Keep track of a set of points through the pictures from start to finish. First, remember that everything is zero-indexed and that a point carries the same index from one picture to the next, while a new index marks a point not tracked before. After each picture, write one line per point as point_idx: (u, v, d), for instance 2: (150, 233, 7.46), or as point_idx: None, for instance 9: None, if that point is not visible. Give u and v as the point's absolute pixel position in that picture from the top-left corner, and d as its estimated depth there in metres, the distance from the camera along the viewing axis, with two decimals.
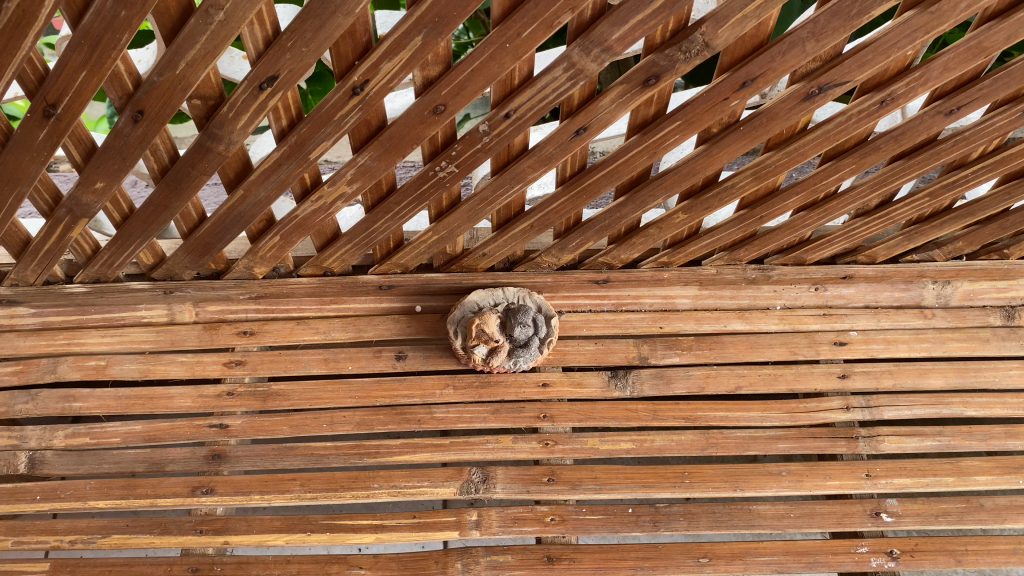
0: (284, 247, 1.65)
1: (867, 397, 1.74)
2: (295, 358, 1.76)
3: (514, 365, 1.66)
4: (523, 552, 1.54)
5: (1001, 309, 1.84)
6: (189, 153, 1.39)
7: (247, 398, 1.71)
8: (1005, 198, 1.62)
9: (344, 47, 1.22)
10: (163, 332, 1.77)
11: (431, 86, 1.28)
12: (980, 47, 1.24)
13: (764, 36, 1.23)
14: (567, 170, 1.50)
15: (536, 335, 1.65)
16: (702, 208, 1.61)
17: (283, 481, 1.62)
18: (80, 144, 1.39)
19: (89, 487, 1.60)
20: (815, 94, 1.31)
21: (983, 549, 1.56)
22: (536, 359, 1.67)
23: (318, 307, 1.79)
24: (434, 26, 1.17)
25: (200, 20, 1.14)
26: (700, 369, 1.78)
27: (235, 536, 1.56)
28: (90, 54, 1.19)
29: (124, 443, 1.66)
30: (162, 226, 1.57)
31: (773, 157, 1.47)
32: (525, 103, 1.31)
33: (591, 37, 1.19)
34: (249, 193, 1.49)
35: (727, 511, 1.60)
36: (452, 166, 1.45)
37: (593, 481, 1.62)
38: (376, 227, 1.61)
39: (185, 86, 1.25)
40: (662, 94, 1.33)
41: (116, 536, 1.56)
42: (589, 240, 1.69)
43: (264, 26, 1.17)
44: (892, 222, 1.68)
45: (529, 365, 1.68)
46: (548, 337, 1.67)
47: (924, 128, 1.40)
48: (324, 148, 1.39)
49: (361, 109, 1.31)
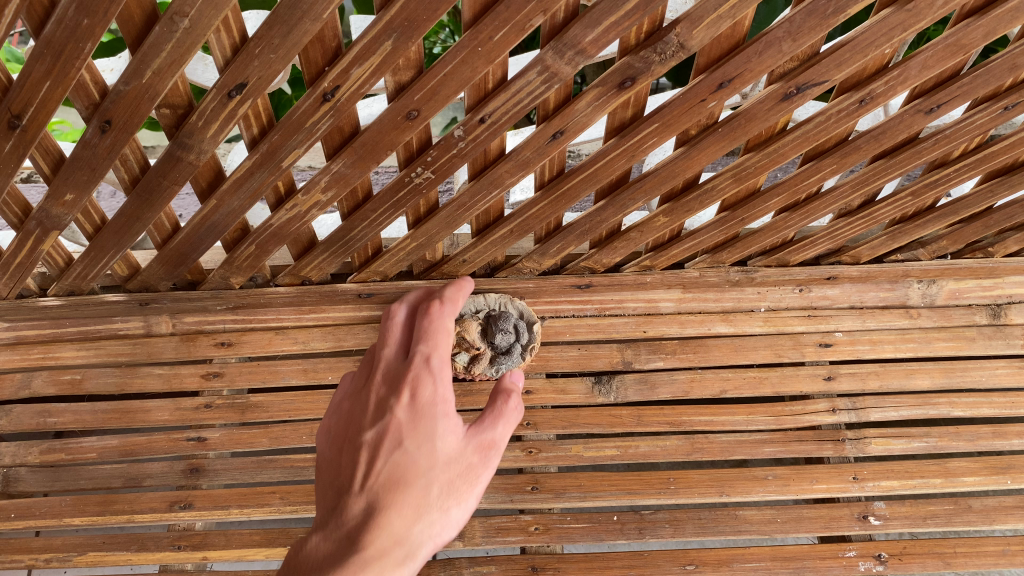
0: (261, 256, 1.63)
1: (853, 399, 1.72)
2: (273, 369, 1.73)
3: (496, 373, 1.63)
4: (508, 562, 1.52)
5: (987, 307, 1.82)
6: (160, 163, 1.37)
7: (225, 410, 1.67)
8: (988, 195, 1.60)
9: (313, 53, 1.19)
10: (139, 344, 1.74)
11: (403, 92, 1.26)
12: (959, 44, 1.22)
13: (739, 36, 1.20)
14: (545, 174, 1.49)
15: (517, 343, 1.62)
16: (683, 211, 1.59)
17: (262, 495, 1.58)
18: (48, 155, 1.37)
19: (65, 504, 1.58)
20: (793, 94, 1.29)
21: (972, 551, 1.54)
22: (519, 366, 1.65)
23: (296, 317, 1.76)
24: (403, 30, 1.14)
25: (164, 28, 1.12)
26: (684, 373, 1.76)
27: (213, 551, 1.53)
28: (54, 64, 1.16)
29: (100, 458, 1.63)
30: (135, 236, 1.54)
31: (753, 158, 1.45)
32: (499, 107, 1.29)
33: (564, 40, 1.17)
34: (222, 203, 1.47)
35: (714, 517, 1.58)
36: (429, 171, 1.43)
37: (577, 489, 1.60)
38: (353, 235, 1.59)
39: (152, 95, 1.22)
40: (639, 97, 1.31)
41: (92, 553, 1.53)
42: (570, 244, 1.68)
43: (231, 33, 1.15)
44: (875, 221, 1.67)
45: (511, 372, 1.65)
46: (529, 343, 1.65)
47: (905, 127, 1.39)
48: (296, 155, 1.37)
49: (333, 116, 1.28)
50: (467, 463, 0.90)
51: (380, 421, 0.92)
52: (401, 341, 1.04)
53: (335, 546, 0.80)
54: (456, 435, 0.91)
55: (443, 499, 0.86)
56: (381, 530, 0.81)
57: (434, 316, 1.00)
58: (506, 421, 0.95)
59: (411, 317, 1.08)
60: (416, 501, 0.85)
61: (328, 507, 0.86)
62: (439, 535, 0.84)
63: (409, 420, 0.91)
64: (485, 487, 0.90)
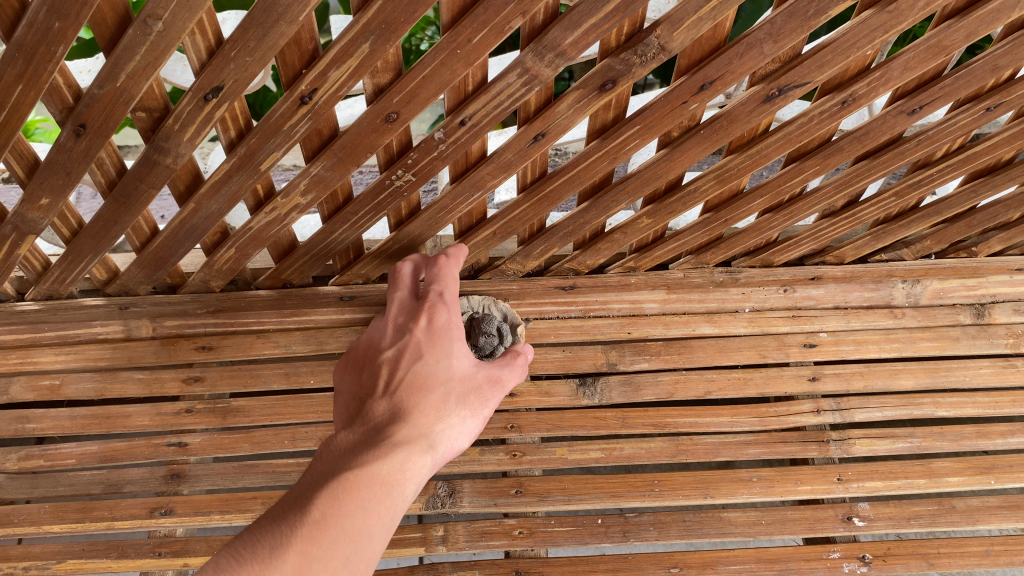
0: (241, 259, 1.61)
1: (838, 399, 1.71)
2: (254, 373, 1.71)
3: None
4: (491, 567, 1.52)
5: (971, 307, 1.82)
6: (136, 167, 1.35)
7: (206, 415, 1.66)
8: (972, 195, 1.60)
9: (290, 55, 1.18)
10: (119, 349, 1.71)
11: (382, 94, 1.25)
12: (941, 45, 1.21)
13: (721, 37, 1.19)
14: (527, 176, 1.48)
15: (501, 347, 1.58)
16: (666, 212, 1.59)
17: (243, 500, 1.57)
18: (22, 159, 1.35)
19: (43, 511, 1.56)
20: (775, 96, 1.29)
21: (955, 552, 1.54)
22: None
23: (278, 320, 1.74)
24: (381, 32, 1.13)
25: (138, 31, 1.10)
26: (668, 374, 1.75)
27: (194, 558, 1.52)
28: (25, 67, 1.14)
29: (80, 464, 1.62)
30: (113, 240, 1.52)
31: (735, 160, 1.45)
32: (480, 110, 1.27)
33: (544, 42, 1.16)
34: (200, 206, 1.45)
35: (698, 519, 1.58)
36: (409, 174, 1.42)
37: (561, 493, 1.59)
38: (334, 238, 1.58)
39: (127, 98, 1.21)
40: (620, 99, 1.30)
41: (71, 561, 1.52)
42: (554, 245, 1.67)
43: (206, 35, 1.14)
44: (859, 222, 1.67)
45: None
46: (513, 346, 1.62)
47: (887, 128, 1.38)
48: (275, 159, 1.35)
49: (312, 119, 1.27)
50: (476, 384, 1.16)
51: (401, 340, 1.20)
52: (411, 285, 1.40)
53: (369, 435, 1.01)
54: (466, 362, 1.18)
55: (453, 408, 1.09)
56: (408, 422, 1.03)
57: (445, 267, 1.38)
58: (512, 371, 1.25)
59: (415, 272, 1.45)
60: (433, 402, 1.08)
61: (358, 411, 1.08)
62: (450, 435, 1.06)
63: (426, 341, 1.19)
64: (491, 410, 1.16)
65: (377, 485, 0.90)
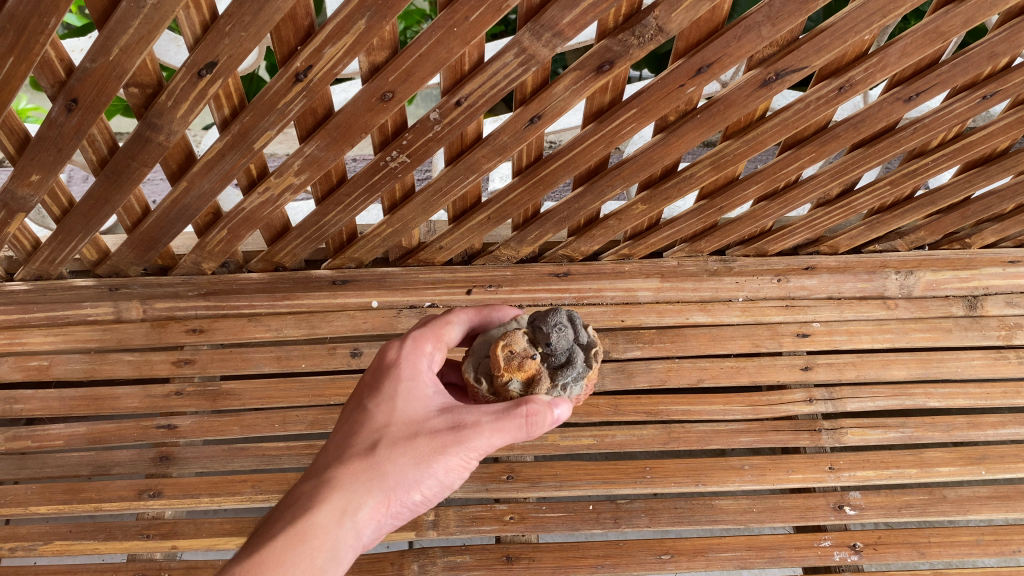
0: (233, 241, 1.61)
1: (830, 389, 1.69)
2: (246, 356, 1.69)
3: (564, 392, 1.14)
4: (482, 552, 1.51)
5: (963, 299, 1.84)
6: (128, 144, 1.34)
7: (196, 398, 1.63)
8: (966, 185, 1.63)
9: (285, 32, 1.17)
10: (108, 331, 1.71)
11: (378, 73, 1.24)
12: (938, 31, 1.21)
13: (719, 20, 1.19)
14: (523, 159, 1.47)
15: (578, 335, 1.19)
16: (662, 198, 1.59)
17: (233, 483, 1.54)
18: (13, 134, 1.34)
19: (31, 492, 1.54)
20: (773, 80, 1.28)
21: (946, 541, 1.54)
22: (587, 378, 1.17)
23: (270, 304, 1.75)
24: (377, 9, 1.12)
25: (131, 3, 1.09)
26: (662, 362, 1.73)
27: (183, 540, 1.49)
28: (17, 39, 1.13)
29: (68, 446, 1.60)
30: (104, 220, 1.51)
31: (731, 146, 1.44)
32: (475, 90, 1.27)
33: (541, 21, 1.15)
34: (193, 185, 1.44)
35: (689, 507, 1.57)
36: (404, 155, 1.41)
37: (553, 479, 1.58)
38: (327, 220, 1.58)
39: (120, 73, 1.19)
40: (617, 81, 1.30)
41: (58, 542, 1.49)
42: (548, 231, 1.69)
43: (201, 9, 1.13)
44: (853, 211, 1.68)
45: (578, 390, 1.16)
46: (591, 352, 1.19)
47: (883, 115, 1.38)
48: (269, 137, 1.34)
49: (306, 97, 1.26)
50: (432, 426, 0.99)
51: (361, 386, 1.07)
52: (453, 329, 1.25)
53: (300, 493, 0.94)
54: (417, 409, 1.01)
55: (394, 457, 0.96)
56: (332, 476, 0.94)
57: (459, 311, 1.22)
58: (498, 421, 0.99)
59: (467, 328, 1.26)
60: (363, 451, 0.96)
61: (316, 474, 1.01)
62: (392, 482, 0.94)
63: (375, 383, 1.05)
64: (464, 452, 0.98)
65: (268, 556, 0.83)
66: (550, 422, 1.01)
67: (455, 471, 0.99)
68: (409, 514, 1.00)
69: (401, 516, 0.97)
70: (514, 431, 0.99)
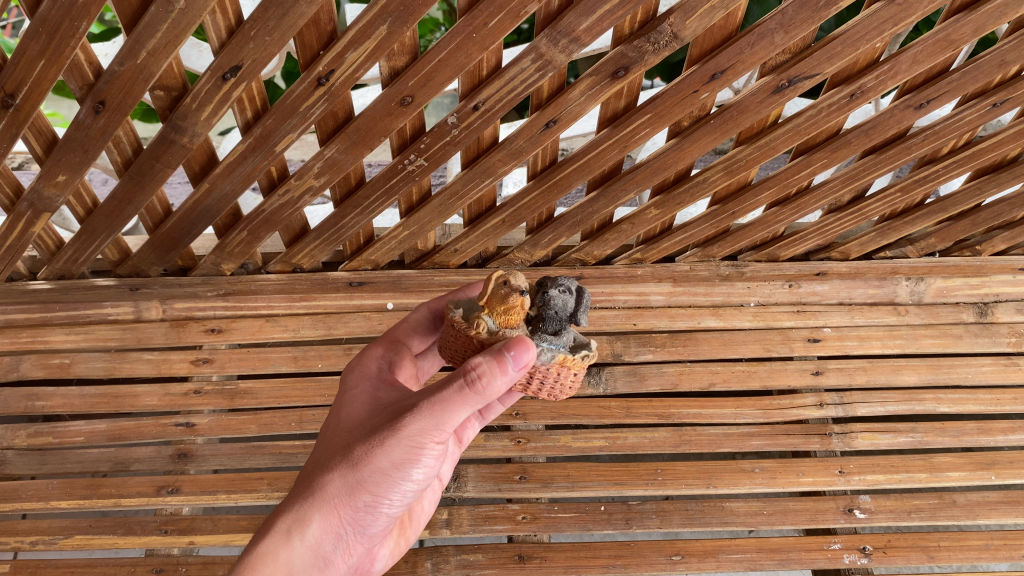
0: (252, 242, 1.65)
1: (841, 394, 1.71)
2: (263, 356, 1.72)
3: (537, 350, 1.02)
4: (495, 551, 1.53)
5: (974, 305, 1.85)
6: (153, 146, 1.37)
7: (215, 396, 1.66)
8: (977, 193, 1.65)
9: (308, 36, 1.20)
10: (129, 330, 1.74)
11: (398, 77, 1.26)
12: (949, 39, 1.23)
13: (733, 27, 1.21)
14: (538, 163, 1.50)
15: (577, 317, 1.07)
16: (675, 203, 1.61)
17: (250, 480, 1.56)
18: (41, 135, 1.37)
19: (52, 487, 1.55)
20: (785, 87, 1.30)
21: (956, 545, 1.55)
22: (565, 362, 1.03)
23: (287, 304, 1.78)
24: (399, 15, 1.14)
25: (160, 8, 1.12)
26: (673, 366, 1.75)
27: (200, 536, 1.50)
28: (48, 43, 1.17)
29: (88, 442, 1.62)
30: (127, 220, 1.54)
31: (743, 152, 1.46)
32: (493, 95, 1.29)
33: (558, 28, 1.18)
34: (215, 187, 1.47)
35: (701, 509, 1.59)
36: (422, 159, 1.43)
37: (565, 479, 1.60)
38: (345, 222, 1.61)
39: (146, 76, 1.22)
40: (632, 86, 1.32)
41: (79, 537, 1.51)
42: (562, 235, 1.71)
43: (227, 15, 1.16)
44: (864, 217, 1.70)
45: (548, 366, 1.03)
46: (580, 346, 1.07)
47: (895, 122, 1.40)
48: (290, 140, 1.37)
49: (327, 100, 1.29)
50: (368, 427, 0.98)
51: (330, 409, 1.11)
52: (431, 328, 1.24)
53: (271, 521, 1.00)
54: (362, 410, 1.01)
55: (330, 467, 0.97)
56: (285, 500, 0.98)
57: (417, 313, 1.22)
58: (428, 406, 0.92)
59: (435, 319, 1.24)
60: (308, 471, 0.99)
61: None
62: (332, 493, 0.96)
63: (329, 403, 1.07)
64: (399, 444, 0.94)
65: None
66: (490, 382, 0.88)
67: (403, 461, 0.96)
68: (377, 514, 1.01)
69: (362, 516, 1.00)
70: (451, 408, 0.91)
